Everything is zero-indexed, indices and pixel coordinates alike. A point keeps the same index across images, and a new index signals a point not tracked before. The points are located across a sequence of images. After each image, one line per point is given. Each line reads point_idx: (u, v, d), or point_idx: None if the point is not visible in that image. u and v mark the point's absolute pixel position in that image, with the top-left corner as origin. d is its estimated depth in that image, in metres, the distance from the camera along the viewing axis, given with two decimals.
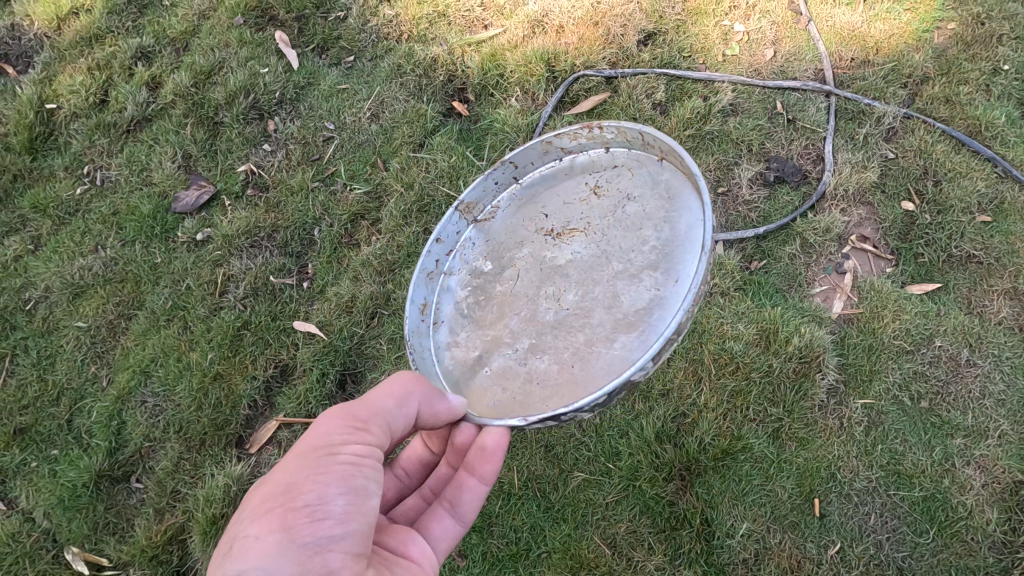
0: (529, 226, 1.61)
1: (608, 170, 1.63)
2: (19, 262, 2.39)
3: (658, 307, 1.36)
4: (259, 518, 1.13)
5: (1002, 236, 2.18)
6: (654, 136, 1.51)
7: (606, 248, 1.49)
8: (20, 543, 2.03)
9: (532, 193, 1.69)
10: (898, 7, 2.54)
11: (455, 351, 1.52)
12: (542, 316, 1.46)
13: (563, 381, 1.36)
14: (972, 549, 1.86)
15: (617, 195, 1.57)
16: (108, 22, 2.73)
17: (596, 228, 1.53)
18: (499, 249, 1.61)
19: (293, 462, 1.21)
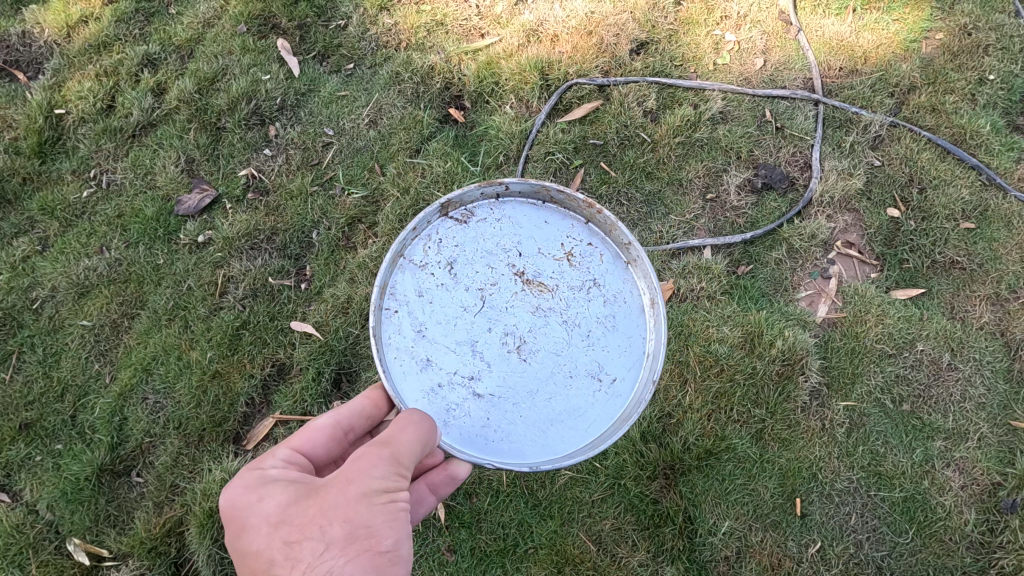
0: (500, 258, 1.66)
1: (585, 239, 1.71)
2: (27, 262, 2.45)
3: (591, 397, 1.58)
4: (350, 558, 1.17)
5: (986, 243, 2.22)
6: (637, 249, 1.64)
7: (565, 320, 1.61)
8: (25, 533, 2.09)
9: (506, 218, 1.71)
10: (886, 17, 2.58)
11: (406, 350, 1.57)
12: (498, 360, 1.57)
13: (502, 438, 1.54)
14: (949, 549, 1.93)
15: (585, 273, 1.67)
16: (115, 30, 2.81)
17: (560, 294, 1.63)
18: (473, 270, 1.64)
19: (364, 506, 1.24)
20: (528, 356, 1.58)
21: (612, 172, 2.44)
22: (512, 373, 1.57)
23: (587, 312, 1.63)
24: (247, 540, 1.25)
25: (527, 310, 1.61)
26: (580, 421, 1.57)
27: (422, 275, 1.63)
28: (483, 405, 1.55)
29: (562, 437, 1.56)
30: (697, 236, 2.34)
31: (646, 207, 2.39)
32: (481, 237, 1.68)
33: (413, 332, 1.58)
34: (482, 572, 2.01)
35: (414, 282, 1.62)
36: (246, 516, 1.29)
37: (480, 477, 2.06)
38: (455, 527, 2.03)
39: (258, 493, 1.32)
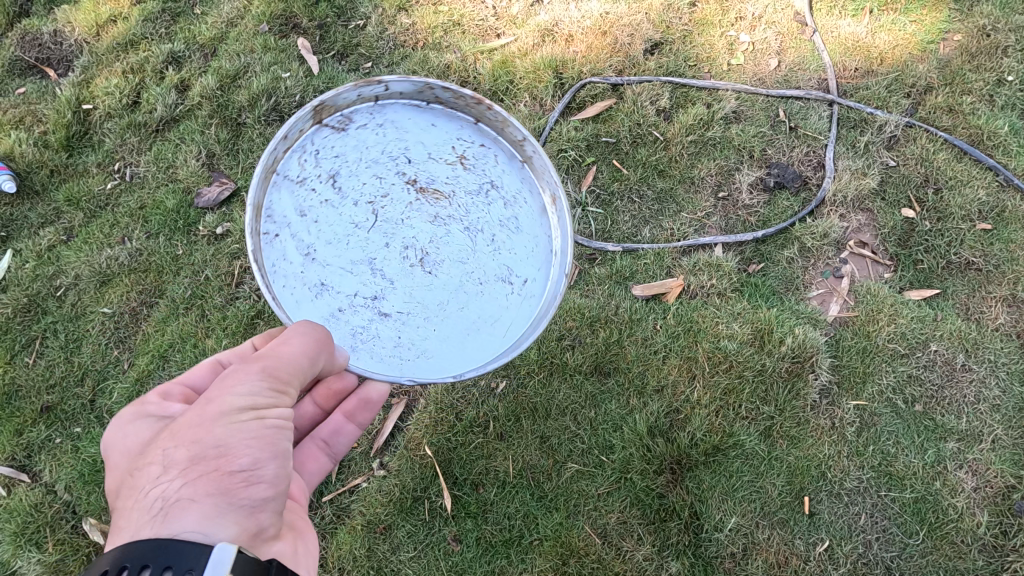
0: (393, 173, 1.58)
1: (475, 141, 1.63)
2: (53, 251, 2.52)
3: (504, 302, 1.52)
4: (193, 481, 1.10)
5: (1002, 244, 2.20)
6: (535, 146, 1.52)
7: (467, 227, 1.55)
8: (44, 512, 2.13)
9: (388, 121, 1.60)
10: (903, 18, 2.57)
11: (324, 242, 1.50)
12: (401, 278, 1.51)
13: (420, 344, 1.48)
14: (961, 551, 1.90)
15: (479, 173, 1.61)
16: (142, 28, 2.90)
17: (457, 201, 1.57)
18: (361, 182, 1.56)
19: (218, 426, 1.15)
20: (433, 268, 1.52)
21: (624, 169, 2.45)
22: (414, 288, 1.51)
23: (488, 217, 1.56)
24: (119, 466, 1.24)
25: (424, 220, 1.56)
26: (496, 329, 1.50)
27: (302, 189, 1.51)
28: (392, 321, 1.49)
29: (479, 345, 1.48)
30: (707, 234, 2.33)
31: (657, 205, 2.39)
32: (363, 147, 1.58)
33: (302, 258, 1.47)
34: (487, 563, 2.02)
35: (293, 200, 1.49)
36: (125, 442, 1.29)
37: (487, 468, 2.09)
38: (462, 517, 2.06)
39: (148, 422, 1.31)
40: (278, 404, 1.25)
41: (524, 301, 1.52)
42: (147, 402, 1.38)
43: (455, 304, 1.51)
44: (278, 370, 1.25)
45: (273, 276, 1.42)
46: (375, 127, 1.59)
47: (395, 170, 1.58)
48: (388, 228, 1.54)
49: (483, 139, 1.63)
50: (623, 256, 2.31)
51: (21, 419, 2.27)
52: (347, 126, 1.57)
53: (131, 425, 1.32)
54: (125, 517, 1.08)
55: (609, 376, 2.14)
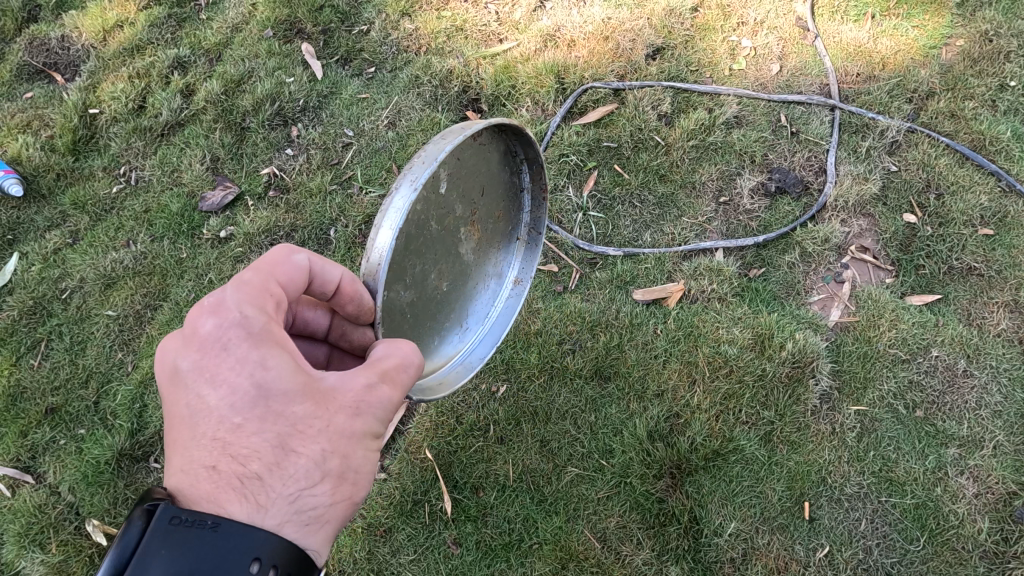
0: (471, 196, 1.41)
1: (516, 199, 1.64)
2: (58, 254, 2.55)
3: (451, 338, 1.57)
4: (333, 496, 1.13)
5: (1004, 249, 2.19)
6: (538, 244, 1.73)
7: (469, 269, 1.54)
8: (46, 513, 2.14)
9: (490, 153, 1.43)
10: (905, 23, 2.58)
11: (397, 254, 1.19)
12: (430, 293, 1.38)
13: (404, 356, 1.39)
14: (962, 558, 1.89)
15: (498, 232, 1.61)
16: (148, 34, 2.93)
17: (478, 248, 1.55)
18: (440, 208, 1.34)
19: (360, 448, 1.15)
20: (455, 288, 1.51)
21: (625, 174, 2.45)
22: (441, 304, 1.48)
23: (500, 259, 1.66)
24: (229, 406, 1.10)
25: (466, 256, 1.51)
26: (436, 357, 1.53)
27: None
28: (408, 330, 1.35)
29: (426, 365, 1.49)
30: (709, 239, 2.34)
31: (659, 209, 2.40)
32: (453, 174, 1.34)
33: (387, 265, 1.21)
34: (486, 566, 2.02)
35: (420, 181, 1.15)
36: (237, 371, 1.10)
37: (487, 472, 2.10)
38: (462, 520, 2.06)
39: (259, 353, 1.11)
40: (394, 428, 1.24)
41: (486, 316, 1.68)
42: (247, 312, 1.14)
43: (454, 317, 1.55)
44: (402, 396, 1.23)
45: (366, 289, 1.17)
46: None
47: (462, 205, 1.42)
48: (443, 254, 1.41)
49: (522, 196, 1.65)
50: (624, 260, 2.32)
51: (25, 421, 2.29)
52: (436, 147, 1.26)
53: (236, 343, 1.12)
54: (263, 499, 1.06)
55: (609, 380, 2.14)
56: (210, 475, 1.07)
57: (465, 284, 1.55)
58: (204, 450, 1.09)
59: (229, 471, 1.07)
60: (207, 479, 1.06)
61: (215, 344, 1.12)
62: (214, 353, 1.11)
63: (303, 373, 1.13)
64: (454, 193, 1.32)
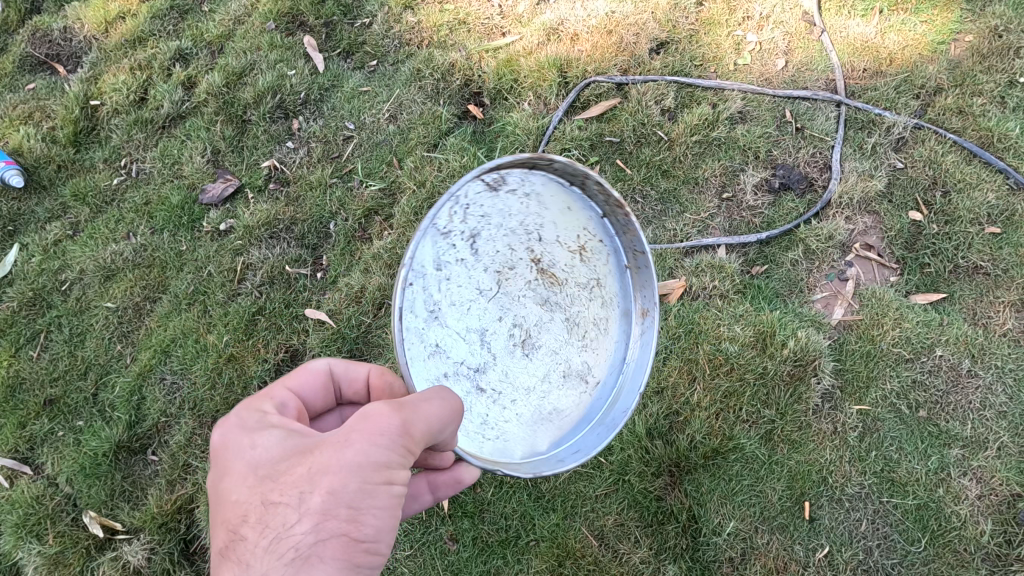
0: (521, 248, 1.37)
1: (598, 231, 1.46)
2: (59, 246, 2.54)
3: (575, 399, 1.43)
4: (324, 538, 1.05)
5: (1011, 248, 2.16)
6: (649, 262, 1.41)
7: (567, 319, 1.41)
8: (44, 505, 2.14)
9: (534, 193, 1.36)
10: (914, 19, 2.54)
11: (415, 331, 1.24)
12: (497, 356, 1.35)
13: (501, 427, 1.34)
14: (963, 560, 1.87)
15: (595, 270, 1.45)
16: (150, 25, 2.92)
17: (568, 288, 1.40)
18: (495, 248, 1.35)
19: (352, 480, 1.08)
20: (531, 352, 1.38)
21: (628, 169, 2.43)
22: (516, 369, 1.36)
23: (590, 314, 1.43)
24: (229, 488, 1.17)
25: (536, 304, 1.38)
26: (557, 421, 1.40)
27: (445, 241, 1.27)
28: (482, 399, 1.33)
29: (541, 431, 1.38)
30: (711, 235, 2.31)
31: (660, 205, 2.38)
32: (508, 212, 1.34)
33: (427, 313, 1.25)
34: (483, 562, 2.01)
35: (429, 256, 1.24)
36: (235, 459, 1.20)
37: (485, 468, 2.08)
38: (459, 516, 2.04)
39: (251, 436, 1.21)
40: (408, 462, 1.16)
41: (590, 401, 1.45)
42: (247, 413, 1.29)
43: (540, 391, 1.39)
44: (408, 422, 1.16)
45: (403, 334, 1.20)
46: (519, 194, 1.34)
47: (524, 244, 1.37)
48: (506, 303, 1.36)
49: (605, 231, 1.46)
50: None
51: (25, 412, 2.29)
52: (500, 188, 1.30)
53: (235, 438, 1.24)
54: (247, 557, 1.05)
55: None
56: (218, 556, 1.11)
57: (569, 337, 1.41)
58: (215, 533, 1.15)
59: (230, 546, 1.10)
60: (215, 561, 1.11)
61: (222, 444, 1.25)
62: (219, 452, 1.24)
63: (288, 442, 1.18)
64: (480, 250, 1.32)
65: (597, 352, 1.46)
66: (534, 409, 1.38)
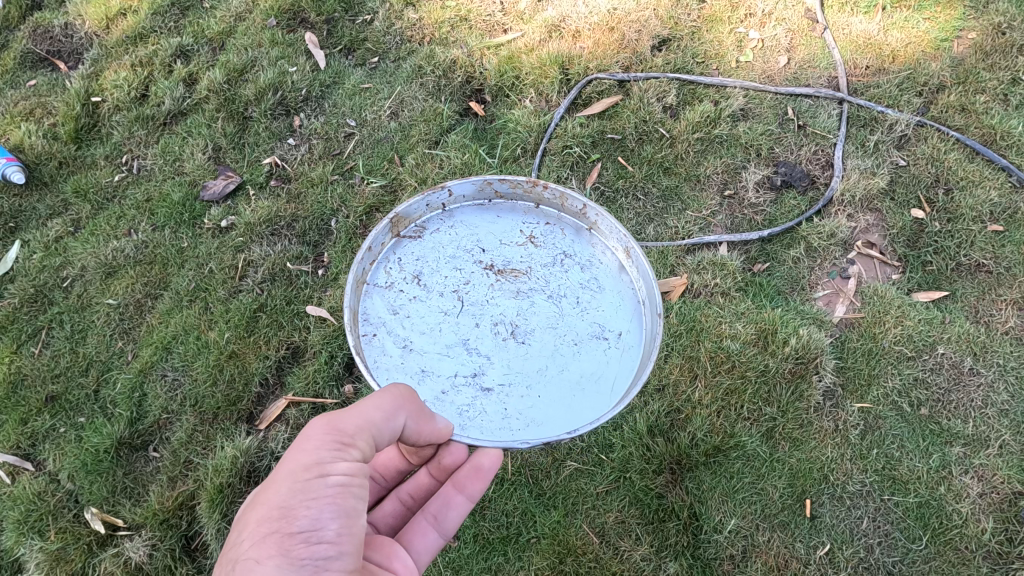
0: (469, 260, 1.66)
1: (540, 222, 1.74)
2: (60, 242, 2.54)
3: (605, 358, 1.53)
4: (259, 541, 1.11)
5: (1014, 246, 2.15)
6: (596, 210, 1.65)
7: (550, 292, 1.61)
8: (45, 501, 2.14)
9: (460, 223, 1.72)
10: (916, 16, 2.55)
11: (396, 368, 1.50)
12: (494, 351, 1.53)
13: (531, 412, 1.47)
14: (964, 558, 1.86)
15: (552, 246, 1.69)
16: (151, 21, 2.92)
17: (535, 274, 1.64)
18: (442, 276, 1.62)
19: (283, 484, 1.16)
20: (525, 338, 1.55)
21: (629, 167, 2.43)
22: (515, 357, 1.53)
23: (569, 283, 1.63)
24: None
25: (508, 298, 1.60)
26: (599, 386, 1.49)
27: (394, 291, 1.60)
28: (496, 395, 1.49)
29: (587, 402, 1.48)
30: (713, 232, 2.31)
31: (662, 203, 2.37)
32: (440, 246, 1.68)
33: (399, 350, 1.52)
34: (483, 560, 2.00)
35: (385, 303, 1.57)
36: None
37: None
38: None
39: None
40: (344, 457, 1.22)
41: (624, 354, 1.53)
42: None
43: (555, 370, 1.51)
44: (342, 422, 1.25)
45: (376, 372, 1.46)
46: (448, 227, 1.71)
47: (472, 260, 1.65)
48: (477, 309, 1.58)
49: (546, 218, 1.74)
50: None
51: (26, 409, 2.29)
52: (424, 235, 1.69)
53: None
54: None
55: None
56: None
57: (559, 311, 1.58)
58: None
59: None
60: None
61: None
62: None
63: None
64: (428, 284, 1.61)
65: (603, 314, 1.59)
66: (563, 384, 1.50)
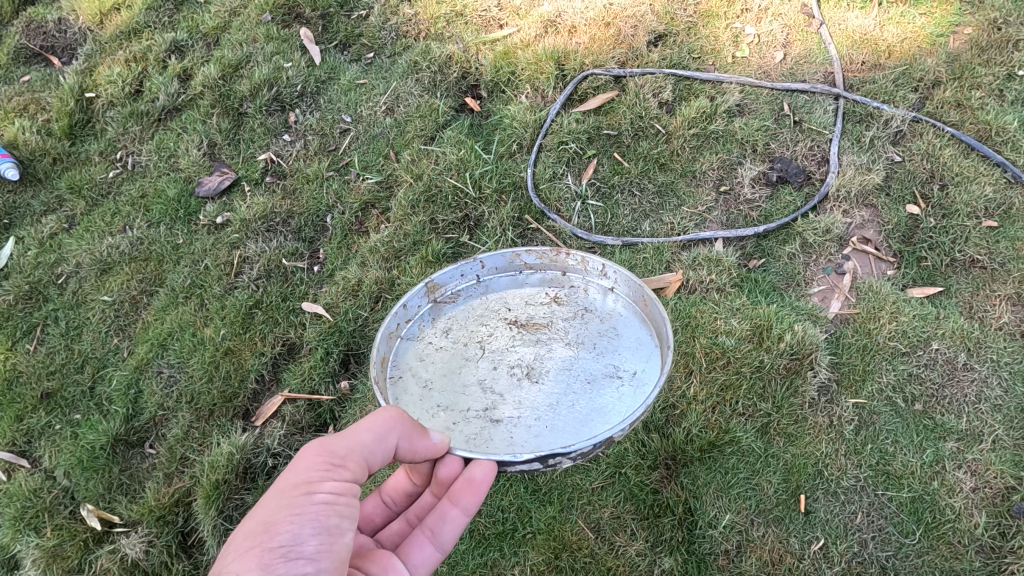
0: (495, 317, 1.72)
1: (566, 284, 1.80)
2: (55, 238, 2.54)
3: (618, 395, 1.51)
4: (242, 553, 1.14)
5: (1009, 242, 2.15)
6: (617, 268, 1.71)
7: (569, 342, 1.65)
8: (41, 498, 2.13)
9: (491, 291, 1.80)
10: (912, 12, 2.56)
11: (415, 406, 1.53)
12: (509, 391, 1.55)
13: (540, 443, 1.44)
14: (958, 552, 1.85)
15: (576, 305, 1.74)
16: (146, 18, 2.92)
17: (556, 328, 1.68)
18: (469, 331, 1.69)
19: (271, 499, 1.20)
20: (541, 379, 1.57)
21: (625, 163, 2.43)
22: (530, 397, 1.54)
23: (588, 334, 1.66)
24: None
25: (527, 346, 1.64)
26: (610, 420, 1.47)
27: (423, 344, 1.67)
28: (506, 428, 1.48)
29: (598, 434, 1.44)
30: (709, 229, 2.31)
31: (658, 198, 2.37)
32: (471, 309, 1.76)
33: (421, 390, 1.56)
34: (479, 556, 2.00)
35: (414, 352, 1.64)
36: None
37: None
38: None
39: None
40: (332, 476, 1.25)
41: (639, 393, 1.51)
42: None
43: (567, 406, 1.51)
44: (335, 443, 1.29)
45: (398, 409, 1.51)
46: (479, 293, 1.79)
47: (498, 317, 1.72)
48: (497, 356, 1.62)
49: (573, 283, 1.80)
50: (623, 250, 2.29)
51: (21, 406, 2.29)
52: (456, 299, 1.77)
53: None
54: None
55: None
56: None
57: (575, 356, 1.61)
58: None
59: None
60: None
61: None
62: None
63: None
64: (455, 339, 1.67)
65: (619, 358, 1.60)
66: (574, 419, 1.48)
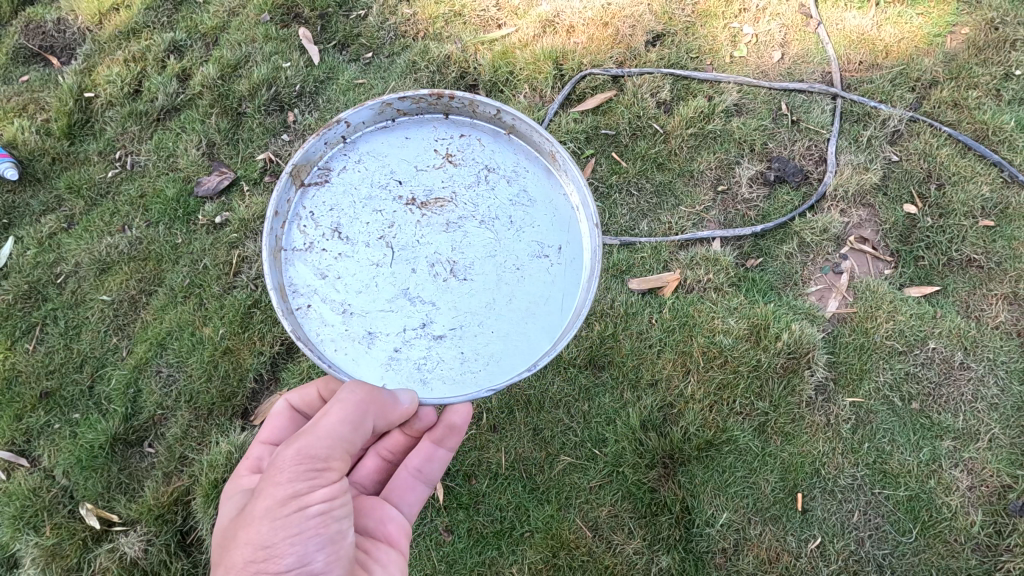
0: (385, 196, 1.56)
1: (453, 135, 1.65)
2: (54, 238, 2.54)
3: (548, 276, 1.52)
4: None
5: (1005, 241, 2.17)
6: (512, 115, 1.58)
7: (479, 217, 1.55)
8: (40, 497, 2.14)
9: (367, 155, 1.60)
10: (910, 11, 2.54)
11: (341, 336, 1.44)
12: (437, 294, 1.48)
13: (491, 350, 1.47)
14: (954, 550, 1.89)
15: (471, 164, 1.61)
16: (144, 17, 2.90)
17: (462, 199, 1.56)
18: (364, 223, 1.52)
19: (263, 523, 1.16)
20: (466, 275, 1.50)
21: (623, 162, 2.43)
22: (461, 297, 1.49)
23: (498, 202, 1.57)
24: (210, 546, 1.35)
25: (438, 231, 1.53)
26: (547, 305, 1.50)
27: (316, 254, 1.49)
28: (450, 341, 1.47)
29: (543, 327, 1.49)
30: (706, 228, 2.32)
31: (656, 197, 2.38)
32: (352, 188, 1.56)
33: (340, 316, 1.45)
34: (478, 553, 2.02)
35: (309, 267, 1.48)
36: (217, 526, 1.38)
37: (479, 460, 2.08)
38: (454, 508, 2.05)
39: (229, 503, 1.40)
40: (320, 484, 1.23)
41: (567, 267, 1.54)
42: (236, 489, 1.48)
43: (504, 298, 1.50)
44: (313, 447, 1.25)
45: (323, 346, 1.42)
46: (353, 161, 1.59)
47: (391, 196, 1.56)
48: (409, 253, 1.51)
49: (459, 130, 1.66)
50: (621, 249, 2.29)
51: (21, 405, 2.29)
52: (329, 177, 1.57)
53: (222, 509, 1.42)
54: None
55: (603, 369, 2.12)
56: None
57: (493, 237, 1.53)
58: None
59: None
60: None
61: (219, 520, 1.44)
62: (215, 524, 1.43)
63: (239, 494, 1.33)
64: (350, 236, 1.51)
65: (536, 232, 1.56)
66: (515, 318, 1.49)
